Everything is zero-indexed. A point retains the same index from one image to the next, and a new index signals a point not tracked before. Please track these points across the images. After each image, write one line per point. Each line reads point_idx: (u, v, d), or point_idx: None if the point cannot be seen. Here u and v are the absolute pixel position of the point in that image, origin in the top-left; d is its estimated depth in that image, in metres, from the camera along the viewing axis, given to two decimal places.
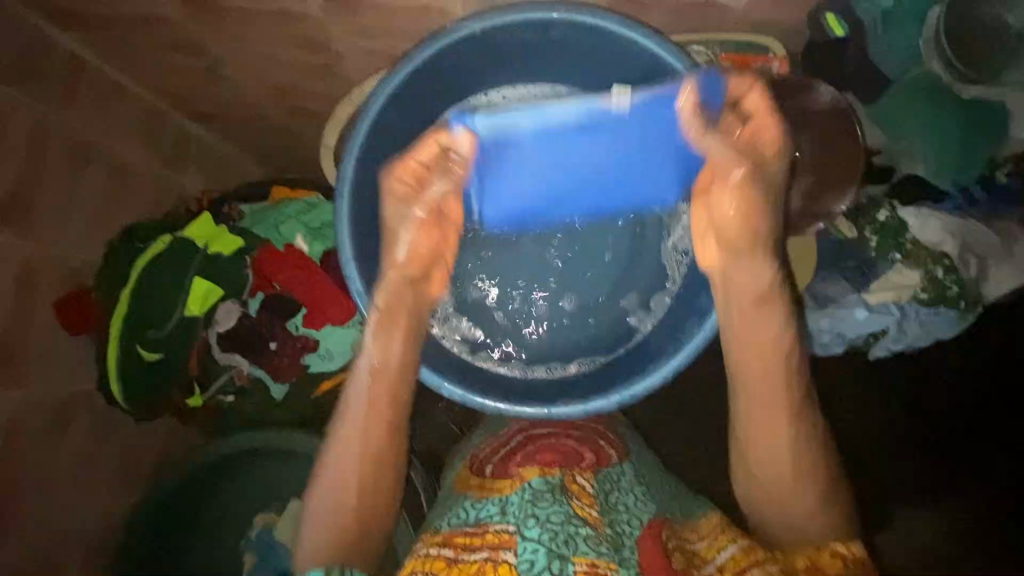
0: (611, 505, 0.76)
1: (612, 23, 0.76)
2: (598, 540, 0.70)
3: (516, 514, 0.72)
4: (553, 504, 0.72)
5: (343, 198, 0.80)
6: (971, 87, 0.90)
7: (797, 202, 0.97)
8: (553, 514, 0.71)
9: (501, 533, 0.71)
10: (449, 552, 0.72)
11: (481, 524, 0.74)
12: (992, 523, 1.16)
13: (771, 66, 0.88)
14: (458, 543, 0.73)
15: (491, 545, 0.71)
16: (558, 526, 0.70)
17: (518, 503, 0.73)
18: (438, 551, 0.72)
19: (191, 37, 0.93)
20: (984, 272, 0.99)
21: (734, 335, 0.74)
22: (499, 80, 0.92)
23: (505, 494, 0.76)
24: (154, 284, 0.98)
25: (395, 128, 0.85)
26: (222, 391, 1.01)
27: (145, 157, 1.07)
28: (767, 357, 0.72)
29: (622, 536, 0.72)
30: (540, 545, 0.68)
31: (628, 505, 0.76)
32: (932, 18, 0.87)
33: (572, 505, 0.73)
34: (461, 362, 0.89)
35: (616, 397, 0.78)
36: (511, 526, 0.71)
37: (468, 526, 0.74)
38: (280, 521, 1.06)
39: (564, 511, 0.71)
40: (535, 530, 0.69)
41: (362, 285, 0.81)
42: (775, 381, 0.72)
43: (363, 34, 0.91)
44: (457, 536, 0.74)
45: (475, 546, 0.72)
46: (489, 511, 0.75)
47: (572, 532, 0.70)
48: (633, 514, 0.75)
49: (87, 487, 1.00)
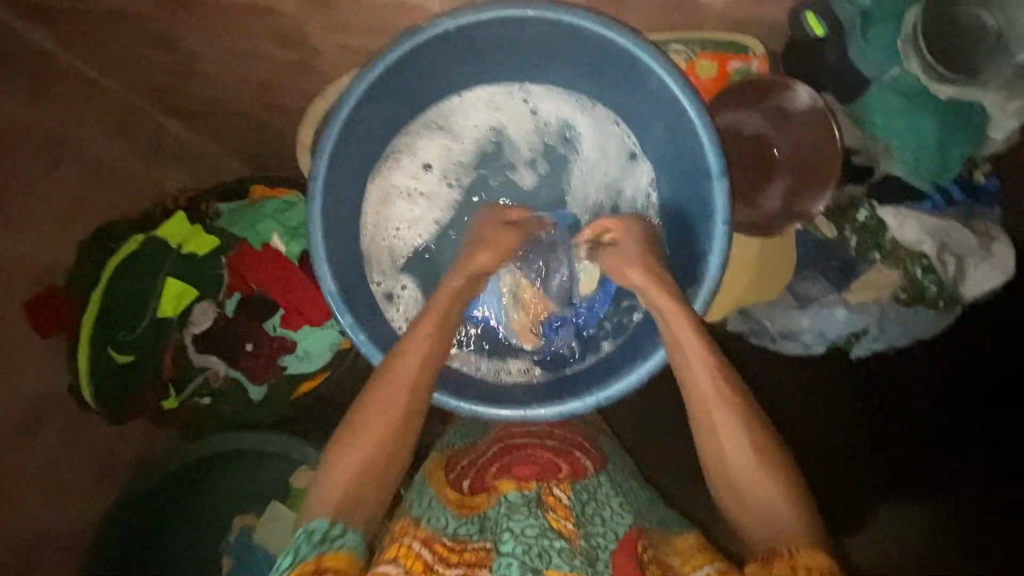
0: (588, 518, 0.75)
1: (588, 22, 0.75)
2: (573, 553, 0.68)
3: (493, 530, 0.73)
4: (527, 517, 0.72)
5: (316, 198, 0.79)
6: (947, 86, 0.88)
7: (777, 203, 0.94)
8: (528, 528, 0.70)
9: (479, 550, 0.71)
10: (427, 555, 0.69)
11: (460, 541, 0.72)
12: (976, 519, 1.18)
13: (750, 65, 0.89)
14: (436, 549, 0.70)
15: (467, 562, 0.69)
16: (533, 539, 0.69)
17: (495, 518, 0.74)
18: (418, 549, 0.69)
19: (167, 33, 0.91)
20: (962, 272, 0.99)
21: (675, 338, 0.74)
22: (482, 78, 0.91)
23: (483, 510, 0.77)
24: (125, 285, 0.96)
25: (367, 127, 0.84)
26: (197, 392, 1.01)
27: (123, 156, 1.05)
28: (690, 377, 0.72)
29: (597, 550, 0.71)
30: (514, 559, 0.68)
31: (605, 518, 0.76)
32: (910, 16, 0.86)
33: (547, 518, 0.73)
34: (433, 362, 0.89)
35: (591, 399, 0.78)
36: (488, 543, 0.72)
37: (445, 537, 0.72)
38: (259, 526, 1.06)
39: (539, 525, 0.71)
40: (510, 545, 0.69)
41: (335, 286, 0.80)
42: (703, 391, 0.71)
43: (341, 31, 0.90)
44: (436, 542, 0.71)
45: (452, 560, 0.69)
46: (468, 528, 0.74)
47: (545, 546, 0.69)
48: (609, 527, 0.75)
49: (63, 490, 0.99)
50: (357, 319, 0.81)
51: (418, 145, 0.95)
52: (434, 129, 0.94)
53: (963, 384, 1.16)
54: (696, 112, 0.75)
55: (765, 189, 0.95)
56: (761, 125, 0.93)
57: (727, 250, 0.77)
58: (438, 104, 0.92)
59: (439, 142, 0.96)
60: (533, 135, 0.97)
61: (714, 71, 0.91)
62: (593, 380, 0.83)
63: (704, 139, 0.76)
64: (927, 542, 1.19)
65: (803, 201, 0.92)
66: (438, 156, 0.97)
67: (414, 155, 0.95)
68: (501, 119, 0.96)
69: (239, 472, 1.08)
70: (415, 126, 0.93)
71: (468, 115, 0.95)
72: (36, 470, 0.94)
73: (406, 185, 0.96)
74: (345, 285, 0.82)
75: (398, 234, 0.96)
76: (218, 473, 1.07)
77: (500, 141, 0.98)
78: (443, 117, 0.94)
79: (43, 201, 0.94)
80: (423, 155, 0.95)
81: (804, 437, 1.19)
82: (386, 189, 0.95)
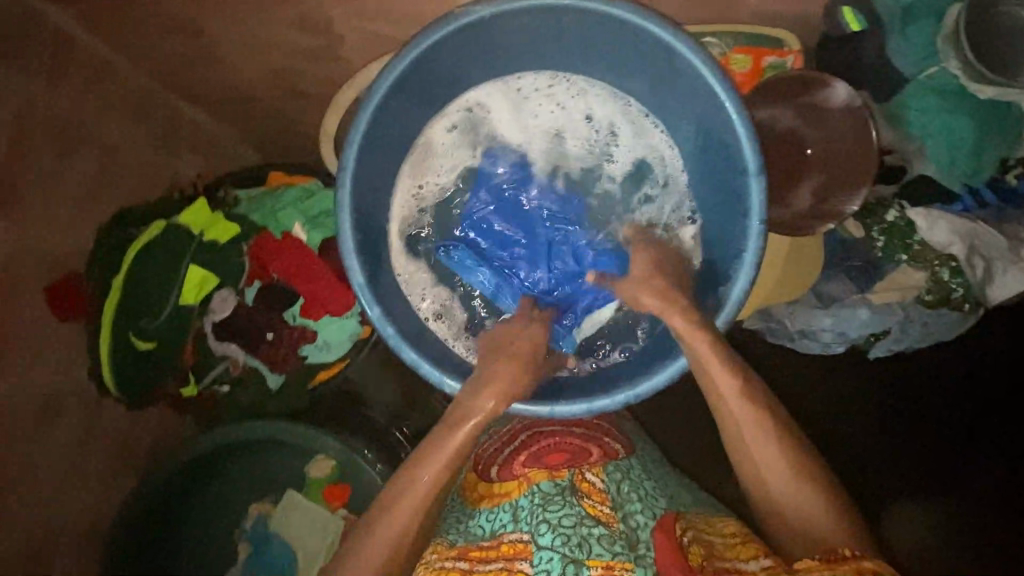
0: (624, 497, 0.78)
1: (627, 13, 0.73)
2: (612, 539, 0.73)
3: (529, 521, 0.75)
4: (564, 507, 0.75)
5: (345, 189, 0.78)
6: (987, 86, 0.86)
7: (807, 201, 0.92)
8: (564, 518, 0.74)
9: (516, 543, 0.74)
10: (463, 564, 0.73)
11: (496, 536, 0.75)
12: (997, 522, 1.15)
13: (787, 60, 0.90)
14: (472, 555, 0.74)
15: (506, 556, 0.74)
16: (570, 529, 0.73)
17: (529, 509, 0.76)
18: (452, 563, 0.73)
19: (186, 14, 0.90)
20: (989, 275, 0.97)
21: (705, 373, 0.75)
22: (523, 69, 0.89)
23: (514, 500, 0.78)
24: (148, 272, 0.96)
25: (398, 113, 0.82)
26: (217, 381, 1.01)
27: (140, 139, 1.04)
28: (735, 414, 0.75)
29: (637, 531, 0.75)
30: (554, 552, 0.72)
31: (639, 496, 0.78)
32: (952, 14, 0.85)
33: (584, 506, 0.76)
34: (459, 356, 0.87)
35: (621, 396, 0.76)
36: (525, 535, 0.74)
37: (483, 540, 0.76)
38: (277, 512, 1.06)
39: (575, 513, 0.74)
40: (548, 536, 0.73)
41: (364, 278, 0.78)
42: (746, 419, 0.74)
43: (364, 16, 0.90)
44: (472, 549, 0.75)
45: (489, 557, 0.74)
46: (503, 520, 0.77)
47: (585, 534, 0.73)
48: (645, 506, 0.77)
49: (79, 476, 0.98)
50: (385, 312, 0.80)
51: (454, 128, 0.92)
52: (473, 115, 0.92)
53: (982, 388, 1.14)
54: (734, 108, 0.74)
55: (796, 187, 0.92)
56: (794, 121, 0.91)
57: (763, 248, 0.75)
58: (474, 90, 0.90)
59: (476, 123, 0.92)
60: (577, 130, 0.94)
61: (748, 66, 0.91)
62: (623, 377, 0.82)
63: (741, 135, 0.75)
64: (949, 543, 1.16)
65: (836, 200, 0.91)
66: (475, 134, 0.93)
67: (448, 139, 0.93)
68: (539, 102, 0.92)
69: (255, 458, 1.07)
70: (447, 110, 0.90)
71: (505, 101, 0.92)
72: (53, 457, 0.93)
73: (439, 168, 0.94)
74: (373, 276, 0.81)
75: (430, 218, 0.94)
76: (236, 463, 1.07)
77: (542, 133, 0.95)
78: (483, 101, 0.91)
79: (63, 185, 0.93)
80: (464, 134, 0.93)
81: (819, 437, 1.17)
82: (419, 166, 0.92)
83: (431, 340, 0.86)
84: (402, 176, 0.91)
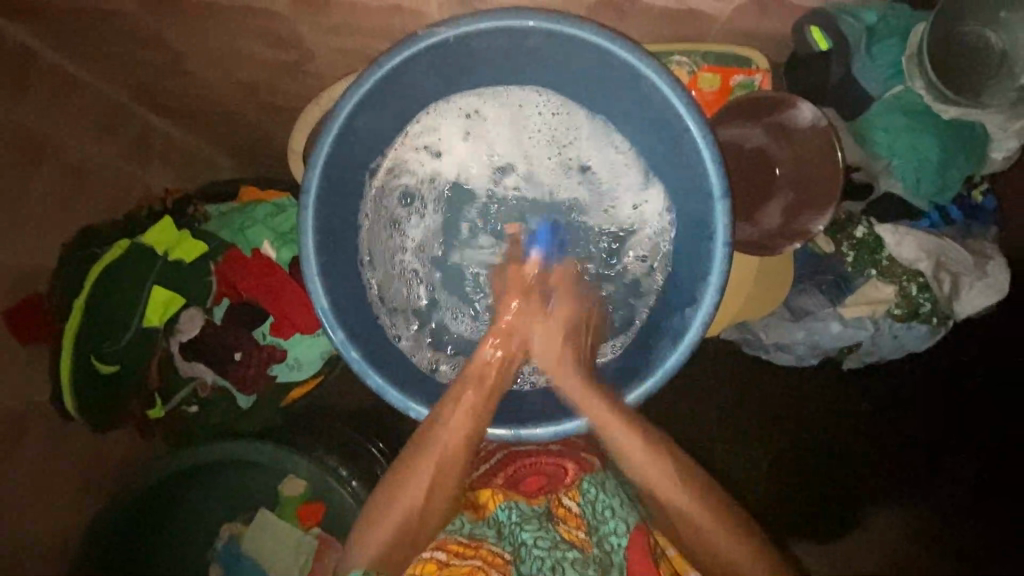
0: (599, 517, 0.78)
1: (592, 35, 0.73)
2: (585, 562, 0.74)
3: (509, 539, 0.77)
4: (539, 530, 0.76)
5: (309, 213, 0.77)
6: (952, 107, 0.88)
7: (776, 219, 0.92)
8: (539, 540, 0.75)
9: (494, 555, 0.75)
10: (441, 555, 0.74)
11: (476, 539, 0.76)
12: (965, 522, 1.16)
13: (754, 79, 0.90)
14: (451, 548, 0.75)
15: (484, 559, 0.74)
16: (546, 552, 0.74)
17: (508, 527, 0.77)
18: (431, 553, 0.75)
19: (149, 29, 0.88)
20: (956, 289, 0.98)
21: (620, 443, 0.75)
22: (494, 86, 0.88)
23: (493, 515, 0.79)
24: (110, 293, 0.94)
25: (364, 135, 0.82)
26: (185, 402, 0.99)
27: (105, 153, 1.02)
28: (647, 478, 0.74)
29: (611, 555, 0.75)
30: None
31: (614, 509, 0.78)
32: (917, 33, 0.87)
33: (560, 531, 0.77)
34: (413, 369, 0.87)
35: (588, 419, 0.77)
36: (506, 552, 0.76)
37: (462, 536, 0.76)
38: (249, 531, 1.05)
39: (552, 538, 0.75)
40: (528, 563, 0.74)
41: (328, 302, 0.78)
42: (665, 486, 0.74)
43: (333, 32, 0.88)
44: (451, 542, 0.76)
45: (468, 554, 0.75)
46: (484, 531, 0.78)
47: (558, 558, 0.73)
48: (620, 519, 0.77)
49: (42, 497, 0.96)
50: (349, 335, 0.79)
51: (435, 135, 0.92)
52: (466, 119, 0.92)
53: (961, 402, 1.14)
54: (699, 131, 0.74)
55: (764, 205, 0.93)
56: (763, 140, 0.92)
57: (727, 271, 0.75)
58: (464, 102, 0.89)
59: (464, 122, 0.92)
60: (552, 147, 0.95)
61: (717, 86, 0.91)
62: None
63: (707, 159, 0.75)
64: (914, 545, 1.17)
65: (803, 218, 0.91)
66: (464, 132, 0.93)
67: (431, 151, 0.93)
68: (526, 106, 0.91)
69: (224, 476, 1.05)
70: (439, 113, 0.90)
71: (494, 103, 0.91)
72: (26, 476, 0.93)
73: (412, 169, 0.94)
74: (338, 298, 0.80)
75: (398, 218, 0.94)
76: (207, 481, 1.05)
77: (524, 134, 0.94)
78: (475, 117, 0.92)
79: (26, 200, 0.91)
80: (455, 129, 0.92)
81: (795, 444, 1.16)
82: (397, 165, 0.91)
83: (386, 347, 0.86)
84: (379, 178, 0.90)
